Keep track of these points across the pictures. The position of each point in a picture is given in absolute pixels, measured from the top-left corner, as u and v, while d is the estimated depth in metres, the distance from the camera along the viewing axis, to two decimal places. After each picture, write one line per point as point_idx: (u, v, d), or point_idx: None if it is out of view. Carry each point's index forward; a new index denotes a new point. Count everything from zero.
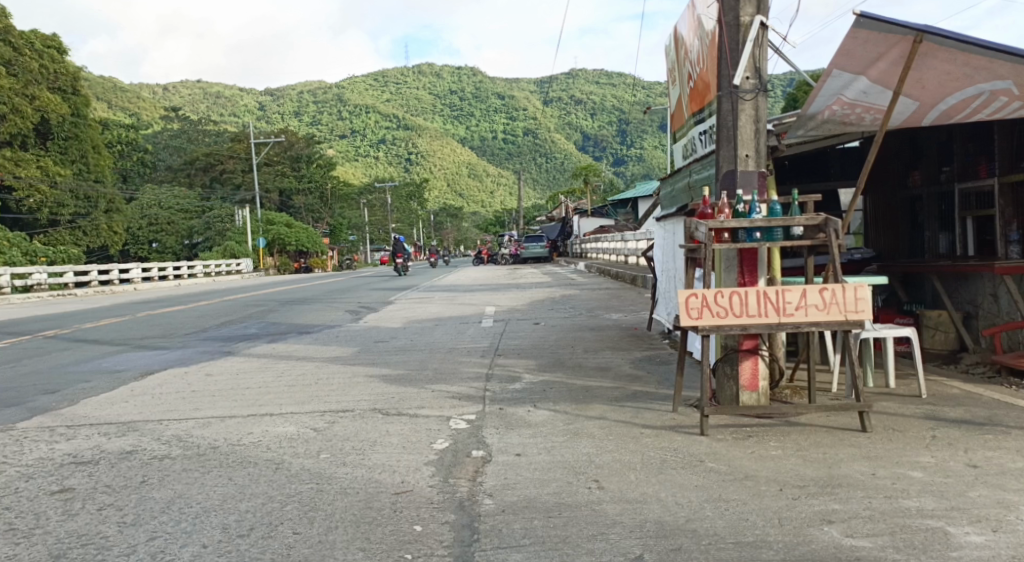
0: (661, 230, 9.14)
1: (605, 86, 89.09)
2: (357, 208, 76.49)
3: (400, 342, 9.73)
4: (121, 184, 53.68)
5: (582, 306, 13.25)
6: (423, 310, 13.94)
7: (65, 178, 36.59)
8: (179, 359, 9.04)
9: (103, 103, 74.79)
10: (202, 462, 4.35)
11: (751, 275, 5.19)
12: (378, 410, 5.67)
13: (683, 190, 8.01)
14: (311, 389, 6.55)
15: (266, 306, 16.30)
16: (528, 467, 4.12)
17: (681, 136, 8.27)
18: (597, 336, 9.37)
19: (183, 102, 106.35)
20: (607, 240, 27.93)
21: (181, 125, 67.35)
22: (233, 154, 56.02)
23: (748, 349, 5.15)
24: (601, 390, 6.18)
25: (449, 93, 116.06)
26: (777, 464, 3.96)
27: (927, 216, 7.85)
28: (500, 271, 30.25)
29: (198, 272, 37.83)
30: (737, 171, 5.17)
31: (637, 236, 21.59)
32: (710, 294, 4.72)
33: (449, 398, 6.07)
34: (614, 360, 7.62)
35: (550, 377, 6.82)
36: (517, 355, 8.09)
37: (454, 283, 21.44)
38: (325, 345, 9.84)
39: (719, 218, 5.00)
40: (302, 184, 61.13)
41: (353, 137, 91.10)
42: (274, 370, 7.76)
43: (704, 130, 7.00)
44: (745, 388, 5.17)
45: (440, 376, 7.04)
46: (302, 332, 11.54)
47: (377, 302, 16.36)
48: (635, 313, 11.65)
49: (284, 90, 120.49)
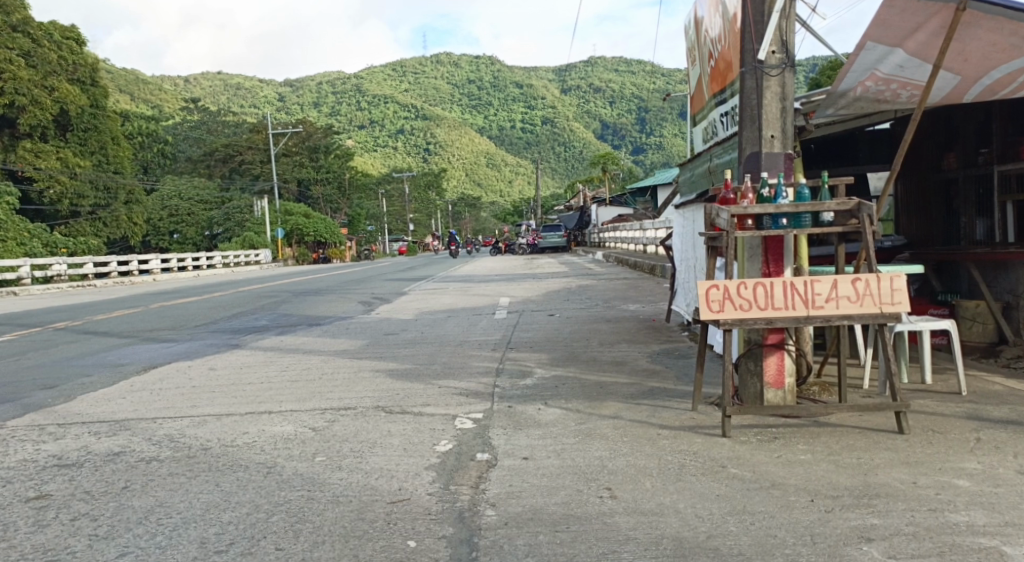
0: (680, 218, 8.78)
1: (625, 74, 88.28)
2: (375, 198, 76.58)
3: (410, 334, 9.47)
4: (141, 175, 53.99)
5: (598, 296, 12.93)
6: (436, 301, 13.69)
7: (85, 170, 36.75)
8: (185, 352, 8.85)
9: (124, 94, 75.28)
10: (190, 466, 4.10)
11: (776, 265, 4.84)
12: (381, 408, 5.41)
13: (703, 175, 7.64)
14: (315, 386, 6.30)
15: (279, 297, 16.13)
16: (536, 473, 3.82)
17: (701, 119, 7.89)
18: (614, 328, 9.05)
19: (203, 93, 106.89)
20: (626, 229, 27.54)
21: (201, 116, 67.62)
22: (251, 145, 56.12)
23: (773, 344, 4.81)
24: (615, 386, 5.87)
25: (467, 82, 115.54)
26: (806, 470, 3.63)
27: (964, 200, 7.41)
28: (518, 261, 29.95)
29: (217, 262, 37.91)
30: (762, 153, 4.81)
31: (655, 224, 21.19)
32: (731, 285, 4.39)
33: (457, 395, 5.79)
34: (631, 354, 7.30)
35: (562, 372, 6.52)
36: (529, 349, 7.78)
37: (470, 274, 21.16)
38: (334, 337, 9.61)
39: (742, 204, 4.65)
40: (320, 175, 61.17)
41: (371, 127, 91.08)
42: (279, 365, 7.54)
43: (726, 111, 6.65)
44: (770, 385, 4.83)
45: (449, 371, 6.76)
46: (312, 323, 11.33)
47: (390, 292, 16.15)
48: (653, 304, 11.30)
49: (302, 81, 120.59)
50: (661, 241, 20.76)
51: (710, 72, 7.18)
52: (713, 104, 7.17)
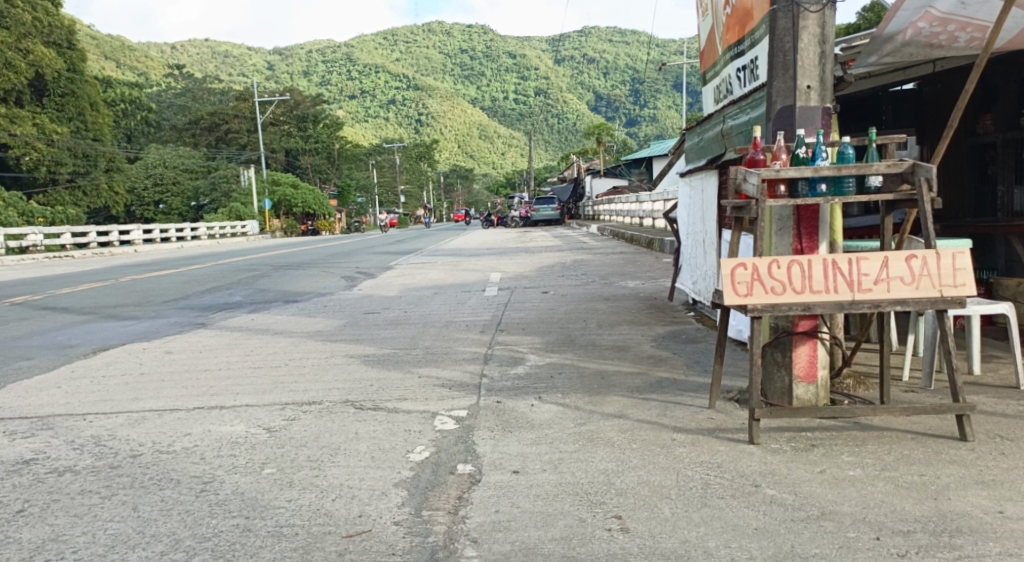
0: (686, 187, 8.04)
1: (619, 46, 86.64)
2: (366, 168, 75.39)
3: (392, 313, 8.75)
4: (125, 144, 52.58)
5: (594, 272, 12.24)
6: (423, 276, 12.97)
7: (63, 136, 35.51)
8: (146, 332, 8.10)
9: (110, 61, 73.42)
10: (109, 481, 3.39)
11: (810, 240, 4.13)
12: (351, 402, 4.70)
13: (715, 139, 6.91)
14: (278, 374, 5.57)
15: (258, 271, 15.33)
16: (528, 494, 3.12)
17: (713, 76, 7.14)
18: (613, 307, 8.35)
19: (190, 61, 104.64)
20: (621, 202, 26.72)
21: (186, 84, 66.04)
22: (237, 114, 54.69)
23: (805, 332, 4.11)
24: (619, 377, 5.18)
25: (459, 52, 113.52)
26: (860, 494, 2.94)
27: (1002, 165, 6.68)
28: (510, 234, 29.19)
29: (202, 234, 36.93)
30: (796, 106, 4.06)
31: (652, 197, 20.47)
32: (760, 263, 3.67)
33: (438, 387, 5.07)
34: (634, 338, 6.60)
35: (558, 359, 5.84)
36: (521, 331, 7.09)
37: (460, 248, 20.38)
38: (309, 316, 8.87)
39: (773, 167, 3.91)
40: (309, 145, 59.89)
41: (362, 97, 89.48)
42: (244, 348, 6.82)
43: (745, 65, 5.92)
44: (800, 380, 4.15)
45: (431, 356, 6.05)
46: (289, 300, 10.59)
47: (375, 267, 15.39)
48: (653, 280, 10.61)
49: (291, 50, 118.24)
50: (659, 214, 20.00)
51: (725, 21, 6.39)
52: (729, 59, 6.43)
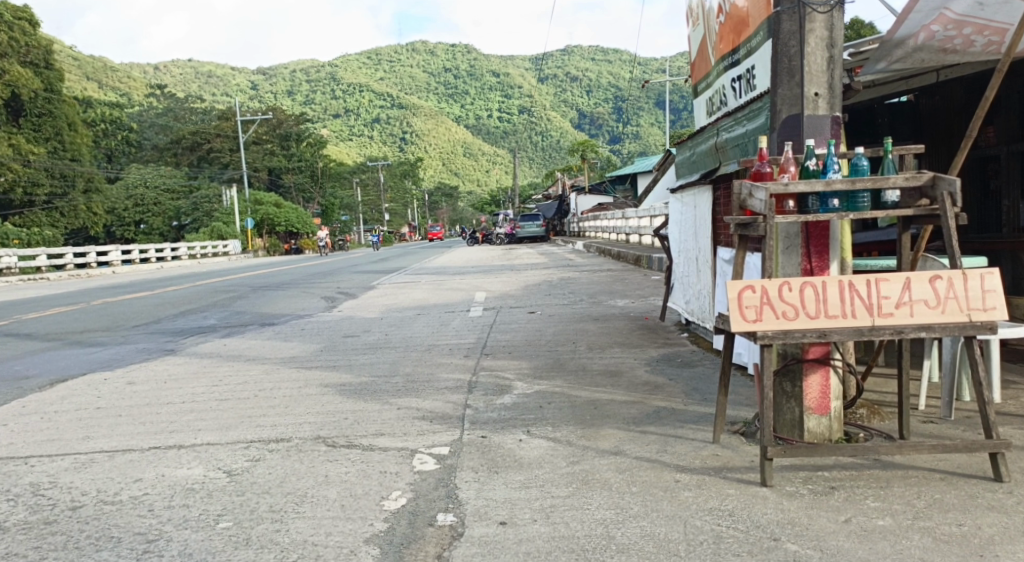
0: (677, 202, 7.74)
1: (603, 64, 87.02)
2: (349, 187, 74.97)
3: (372, 337, 8.35)
4: (105, 165, 51.81)
5: (582, 290, 11.89)
6: (406, 296, 12.57)
7: (39, 156, 34.80)
8: (110, 359, 7.64)
9: (91, 82, 72.71)
10: (40, 541, 2.97)
11: (820, 258, 3.83)
12: (322, 440, 4.31)
13: (708, 153, 6.64)
14: (245, 407, 5.15)
15: (235, 293, 14.84)
16: (517, 553, 2.74)
17: (705, 87, 6.88)
18: (603, 328, 8.01)
19: (173, 81, 103.91)
20: (607, 219, 26.44)
21: (167, 103, 65.41)
22: (220, 133, 54.12)
23: (816, 359, 3.79)
24: (613, 407, 4.81)
25: (443, 71, 113.57)
26: (895, 550, 2.59)
27: (1008, 179, 6.41)
28: (495, 251, 28.86)
29: (183, 254, 36.28)
30: (804, 115, 3.76)
31: (638, 214, 20.22)
32: (770, 286, 3.35)
33: (417, 420, 4.67)
34: (627, 362, 6.23)
35: (547, 386, 5.47)
36: (508, 355, 6.71)
37: (444, 266, 19.99)
38: (284, 340, 8.44)
39: (781, 180, 3.59)
40: (292, 163, 59.29)
41: (346, 116, 89.23)
42: (212, 377, 6.38)
43: (740, 75, 5.66)
44: (812, 411, 3.82)
45: (411, 385, 5.65)
46: (265, 323, 10.15)
47: (357, 287, 14.96)
48: (643, 299, 10.28)
49: (275, 69, 118.07)
50: (645, 230, 19.72)
51: (718, 31, 6.12)
52: (722, 69, 6.16)
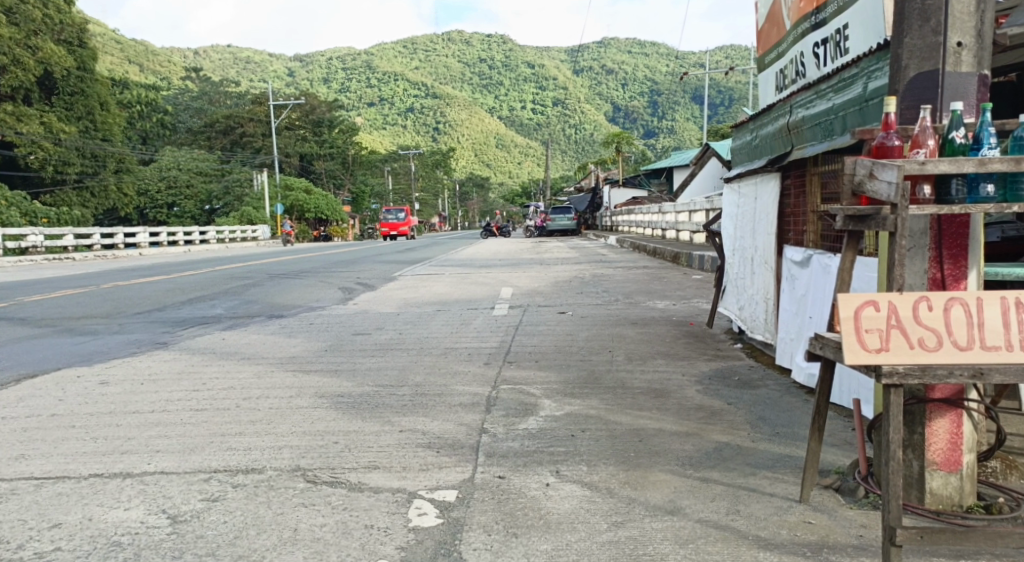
0: (732, 194, 6.75)
1: (639, 56, 84.73)
2: (381, 175, 74.43)
3: (386, 336, 7.54)
4: (139, 146, 51.70)
5: (617, 288, 10.97)
6: (427, 289, 11.74)
7: (70, 136, 34.53)
8: (93, 352, 6.87)
9: (133, 65, 72.91)
10: None
11: (953, 264, 2.87)
12: (300, 473, 3.46)
13: (777, 134, 5.65)
14: (223, 422, 4.32)
15: (250, 280, 14.11)
16: None
17: (775, 58, 5.92)
18: (643, 334, 7.08)
19: (212, 66, 104.24)
20: (641, 213, 25.41)
21: (202, 87, 65.27)
22: (253, 117, 53.76)
23: (945, 399, 2.85)
24: (663, 441, 3.89)
25: (479, 61, 111.98)
26: None
27: None
28: (525, 244, 27.96)
29: (212, 237, 35.86)
30: (941, 72, 2.80)
31: (676, 208, 19.22)
32: (900, 303, 2.43)
33: (420, 449, 3.80)
34: (674, 379, 5.29)
35: (580, 408, 4.57)
36: (534, 365, 5.83)
37: (470, 258, 19.18)
38: (289, 336, 7.63)
39: (917, 156, 2.62)
40: (324, 150, 58.68)
41: (381, 105, 88.88)
42: (196, 379, 5.56)
43: (827, 38, 4.78)
44: (937, 468, 2.87)
45: (419, 401, 4.79)
46: (273, 315, 9.41)
47: (378, 277, 14.16)
48: (686, 301, 9.32)
49: (311, 56, 118.09)
50: (683, 225, 18.69)
51: None
52: (801, 34, 5.26)
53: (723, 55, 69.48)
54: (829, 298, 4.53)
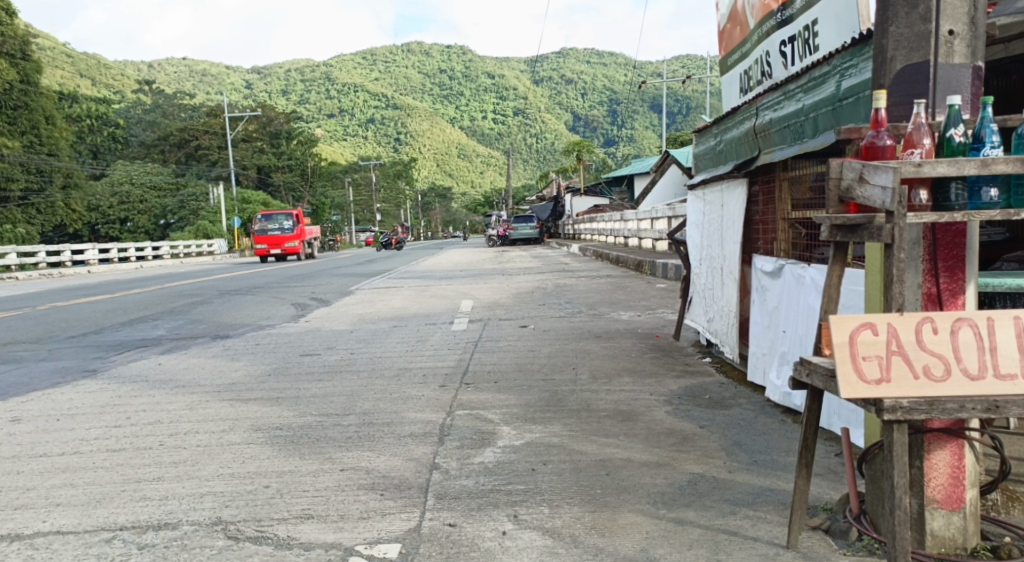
0: (698, 201, 6.46)
1: (599, 66, 84.88)
2: (341, 186, 73.49)
3: (337, 356, 7.09)
4: (89, 161, 50.06)
5: (581, 299, 10.66)
6: (385, 304, 11.30)
7: (13, 150, 33.23)
8: (12, 383, 6.29)
9: (84, 79, 70.81)
10: None
11: (951, 277, 2.57)
12: (221, 527, 3.02)
13: (741, 139, 5.33)
14: (142, 465, 3.83)
15: (200, 297, 13.48)
16: None
17: (738, 58, 5.66)
18: (608, 349, 6.74)
19: (167, 79, 102.05)
20: (604, 220, 25.27)
21: (155, 99, 63.65)
22: (208, 129, 52.52)
23: (945, 429, 2.54)
24: (632, 473, 3.54)
25: (438, 72, 111.14)
26: None
27: None
28: (488, 254, 27.63)
29: (166, 253, 34.81)
30: (931, 64, 2.51)
31: (638, 216, 19.08)
32: (902, 327, 2.12)
33: (361, 493, 3.38)
34: (642, 399, 4.95)
35: (542, 436, 4.20)
36: (493, 387, 5.44)
37: (431, 269, 18.75)
38: (233, 360, 7.12)
39: (911, 156, 2.32)
40: (282, 162, 57.48)
41: (341, 116, 87.96)
42: (120, 412, 5.04)
43: (795, 36, 4.55)
44: (937, 506, 2.56)
45: (365, 432, 4.37)
46: (218, 335, 8.87)
47: (334, 292, 13.68)
48: (651, 311, 9.03)
49: (269, 68, 116.30)
50: (645, 233, 18.52)
51: None
52: (766, 32, 5.03)
53: (679, 64, 70.32)
54: (805, 313, 4.22)
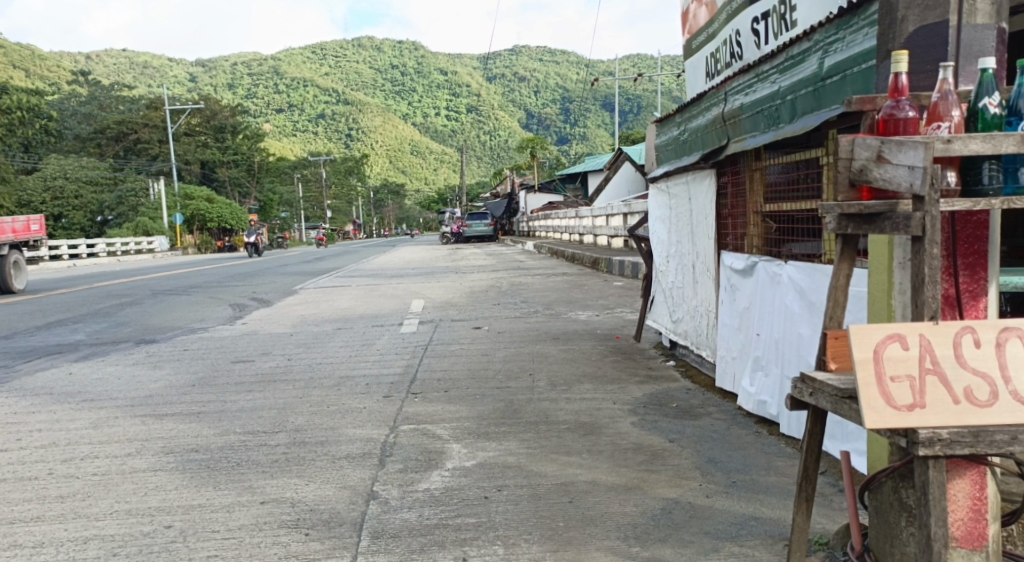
0: (662, 195, 6.06)
1: (551, 63, 84.81)
2: (290, 182, 71.78)
3: (272, 362, 6.51)
4: (20, 155, 47.58)
5: (536, 298, 10.22)
6: (330, 304, 10.69)
7: None
8: None
9: (18, 70, 67.62)
10: None
11: (972, 277, 2.17)
12: None
13: (707, 127, 4.92)
14: (19, 504, 3.22)
15: (131, 298, 12.63)
16: None
17: (704, 40, 5.30)
18: (566, 352, 6.32)
19: (106, 71, 98.38)
20: (558, 218, 24.93)
21: (92, 90, 61.10)
22: (147, 122, 50.33)
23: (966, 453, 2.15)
24: (599, 500, 3.10)
25: (390, 67, 109.69)
26: None
27: None
28: (441, 251, 27.08)
29: (102, 250, 33.26)
30: (954, 23, 2.13)
31: (593, 212, 18.76)
32: (937, 342, 1.74)
33: (284, 532, 2.89)
34: (605, 409, 4.52)
35: (495, 456, 3.73)
36: (443, 397, 4.94)
37: (381, 268, 18.08)
38: (155, 368, 6.45)
39: (935, 130, 1.93)
40: (227, 157, 55.56)
41: (290, 111, 86.05)
42: (8, 434, 4.37)
43: (769, 12, 4.21)
44: (957, 544, 2.18)
45: (297, 454, 3.83)
46: (142, 340, 8.14)
47: (276, 292, 12.97)
48: (609, 311, 8.65)
49: (215, 61, 113.47)
50: (601, 230, 18.20)
51: None
52: (735, 10, 4.67)
53: (631, 63, 70.68)
54: (783, 315, 3.84)
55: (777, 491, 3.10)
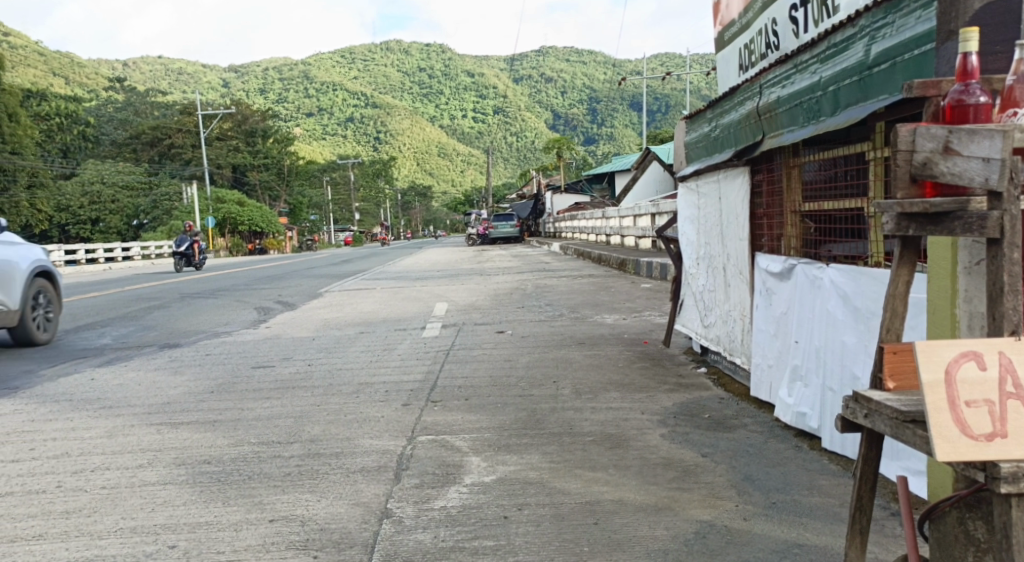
0: (692, 194, 5.81)
1: (578, 63, 84.43)
2: (319, 185, 72.35)
3: (292, 368, 6.38)
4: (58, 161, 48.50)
5: (562, 300, 10.01)
6: (354, 307, 10.58)
7: None
8: None
9: (57, 78, 69.13)
10: None
11: None
12: None
13: (741, 122, 4.65)
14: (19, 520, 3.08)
15: (160, 302, 12.66)
16: None
17: (737, 31, 5.05)
18: (592, 357, 6.11)
19: (142, 78, 100.25)
20: (585, 219, 24.65)
21: (128, 97, 62.19)
22: (181, 127, 50.90)
23: None
24: (626, 522, 2.88)
25: (417, 71, 110.24)
26: None
27: None
28: (468, 253, 26.95)
29: (136, 254, 33.72)
30: None
31: (621, 213, 18.47)
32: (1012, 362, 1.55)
33: (292, 554, 2.72)
34: (632, 419, 4.29)
35: (516, 471, 3.51)
36: (463, 405, 4.76)
37: (408, 270, 17.98)
38: (176, 373, 6.35)
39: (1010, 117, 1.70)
40: (258, 160, 56.04)
41: (319, 115, 86.85)
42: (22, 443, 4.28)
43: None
44: None
45: (309, 468, 3.67)
46: (166, 344, 8.07)
47: (302, 294, 12.92)
48: (636, 314, 8.42)
49: (247, 67, 115.01)
50: (629, 230, 17.91)
51: None
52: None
53: (659, 62, 69.98)
54: (824, 321, 3.59)
55: (822, 513, 2.86)
